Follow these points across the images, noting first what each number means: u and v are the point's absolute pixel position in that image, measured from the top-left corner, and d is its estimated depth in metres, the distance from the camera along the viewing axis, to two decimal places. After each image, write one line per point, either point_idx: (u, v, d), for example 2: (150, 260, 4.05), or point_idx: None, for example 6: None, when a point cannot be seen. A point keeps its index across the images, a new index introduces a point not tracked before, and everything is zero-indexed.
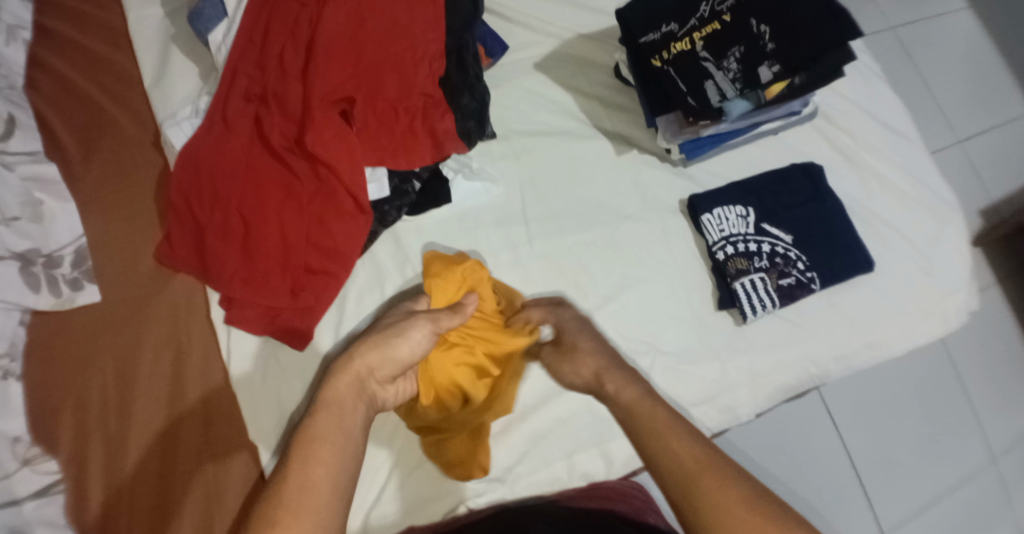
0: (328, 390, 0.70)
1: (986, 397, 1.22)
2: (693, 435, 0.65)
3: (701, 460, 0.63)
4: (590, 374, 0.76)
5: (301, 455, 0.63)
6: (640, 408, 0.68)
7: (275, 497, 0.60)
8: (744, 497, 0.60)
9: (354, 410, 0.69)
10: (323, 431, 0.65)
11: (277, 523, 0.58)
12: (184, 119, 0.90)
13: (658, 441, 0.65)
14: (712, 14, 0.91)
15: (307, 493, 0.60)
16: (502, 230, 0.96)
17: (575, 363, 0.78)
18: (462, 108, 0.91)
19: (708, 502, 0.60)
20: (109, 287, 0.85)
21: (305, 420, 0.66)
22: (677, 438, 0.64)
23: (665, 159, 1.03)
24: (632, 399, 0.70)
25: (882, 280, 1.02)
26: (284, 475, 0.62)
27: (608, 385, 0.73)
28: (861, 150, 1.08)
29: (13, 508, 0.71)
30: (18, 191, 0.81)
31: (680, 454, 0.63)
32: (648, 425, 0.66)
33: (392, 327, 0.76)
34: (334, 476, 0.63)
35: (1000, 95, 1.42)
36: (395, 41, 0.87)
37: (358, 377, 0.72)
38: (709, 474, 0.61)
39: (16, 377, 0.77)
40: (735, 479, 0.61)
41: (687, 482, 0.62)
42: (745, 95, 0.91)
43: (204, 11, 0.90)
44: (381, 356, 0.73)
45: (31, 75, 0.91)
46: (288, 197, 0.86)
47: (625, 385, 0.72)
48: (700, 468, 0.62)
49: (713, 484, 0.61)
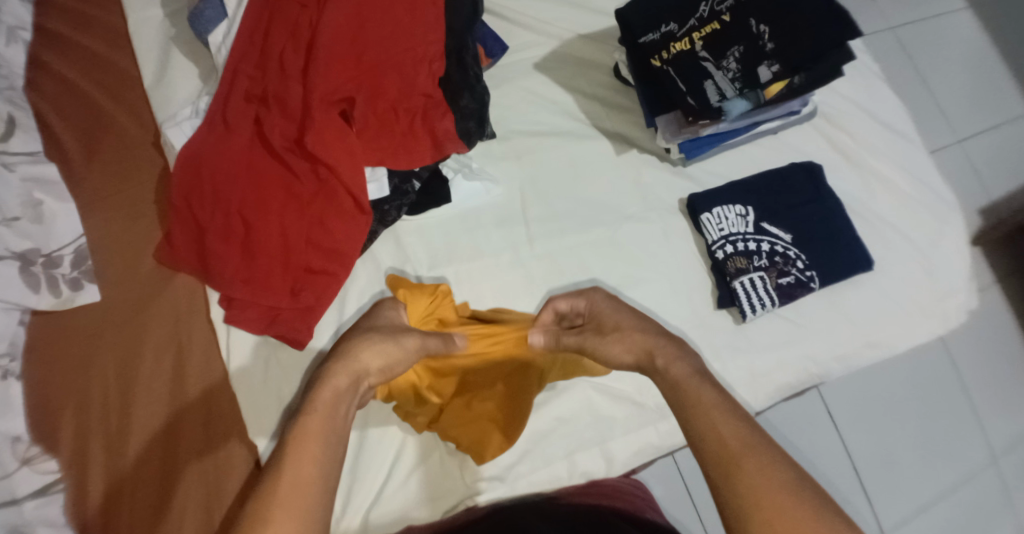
0: (323, 386, 0.67)
1: (987, 397, 1.22)
2: (741, 416, 0.61)
3: (747, 442, 0.58)
4: (636, 355, 0.71)
5: (299, 452, 0.61)
6: (687, 387, 0.64)
7: (267, 497, 0.58)
8: (788, 486, 0.56)
9: (346, 410, 0.67)
10: (319, 432, 0.63)
11: (267, 522, 0.56)
12: (184, 120, 0.89)
13: (701, 419, 0.61)
14: (711, 13, 0.91)
15: (298, 497, 0.58)
16: (502, 230, 0.96)
17: (615, 346, 0.73)
18: (462, 109, 0.90)
19: (753, 486, 0.56)
20: (109, 288, 0.85)
21: (301, 416, 0.64)
22: (723, 418, 0.60)
23: (665, 159, 1.04)
24: (679, 378, 0.65)
25: (883, 279, 1.02)
26: (277, 473, 0.59)
27: (658, 360, 0.68)
28: (860, 150, 1.08)
29: (13, 507, 0.72)
30: (19, 191, 0.82)
31: (724, 434, 0.59)
32: (694, 402, 0.62)
33: (389, 336, 0.75)
34: (326, 478, 0.61)
35: (999, 94, 1.42)
36: (395, 42, 0.87)
37: (355, 378, 0.70)
38: (752, 458, 0.57)
39: (16, 377, 0.78)
40: (779, 466, 0.57)
41: (729, 464, 0.58)
42: (744, 94, 0.91)
43: (205, 12, 0.90)
44: (378, 362, 0.72)
45: (32, 76, 0.92)
46: (289, 198, 0.86)
47: (675, 360, 0.67)
48: (742, 451, 0.58)
49: (756, 469, 0.57)
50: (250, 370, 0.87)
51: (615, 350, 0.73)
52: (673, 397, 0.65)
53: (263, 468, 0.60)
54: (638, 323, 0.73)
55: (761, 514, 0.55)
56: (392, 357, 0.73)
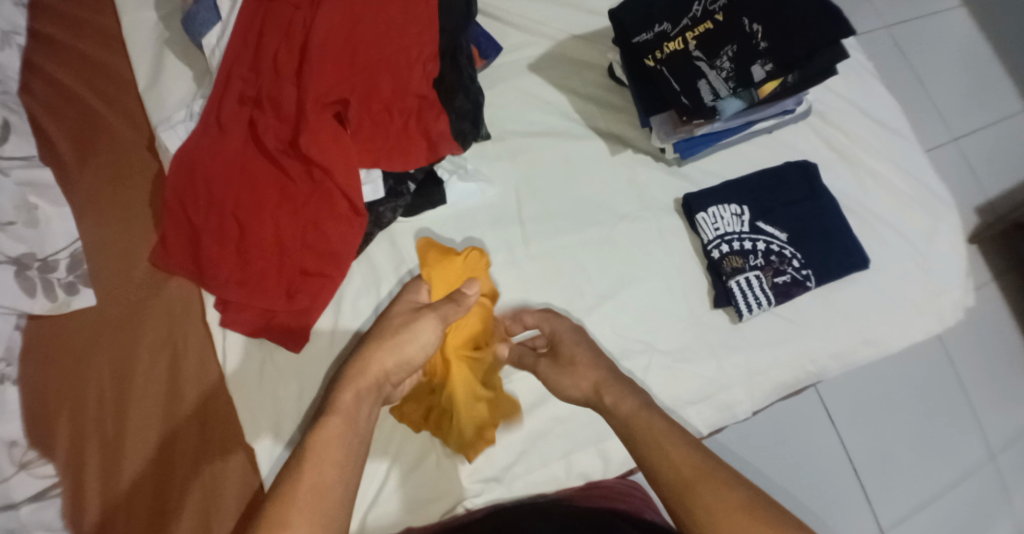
0: (342, 390, 0.69)
1: (985, 394, 1.22)
2: (693, 443, 0.64)
3: (699, 467, 0.62)
4: (590, 386, 0.74)
5: (311, 458, 0.63)
6: (638, 417, 0.67)
7: (285, 500, 0.60)
8: (743, 505, 0.59)
9: (367, 409, 0.69)
10: (336, 434, 0.65)
11: (286, 523, 0.59)
12: (178, 122, 0.89)
13: (654, 449, 0.64)
14: (705, 13, 0.91)
15: (319, 496, 0.61)
16: (498, 230, 0.96)
17: (569, 377, 0.76)
18: (456, 110, 0.90)
19: (707, 509, 0.59)
20: (104, 290, 0.85)
21: (319, 421, 0.66)
22: (674, 445, 0.64)
23: (660, 158, 1.04)
24: (629, 410, 0.69)
25: (878, 277, 1.02)
26: (296, 477, 0.62)
27: (606, 397, 0.72)
28: (855, 148, 1.08)
29: (11, 511, 0.72)
30: (15, 195, 0.80)
31: (678, 462, 0.63)
32: (644, 432, 0.66)
33: (405, 326, 0.75)
34: (346, 479, 0.64)
35: (994, 92, 1.42)
36: (388, 43, 0.87)
37: (374, 378, 0.71)
38: (707, 482, 0.61)
39: (12, 381, 0.77)
40: (734, 485, 0.60)
41: (685, 490, 0.61)
42: (738, 93, 0.91)
43: (198, 14, 0.90)
44: (395, 357, 0.73)
45: (26, 80, 0.92)
46: (283, 199, 0.86)
47: (624, 397, 0.70)
48: (696, 476, 0.61)
49: (711, 492, 0.60)
50: (246, 373, 0.87)
51: (569, 378, 0.76)
52: (625, 430, 0.68)
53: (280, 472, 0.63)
54: (593, 356, 0.77)
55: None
56: (409, 350, 0.74)
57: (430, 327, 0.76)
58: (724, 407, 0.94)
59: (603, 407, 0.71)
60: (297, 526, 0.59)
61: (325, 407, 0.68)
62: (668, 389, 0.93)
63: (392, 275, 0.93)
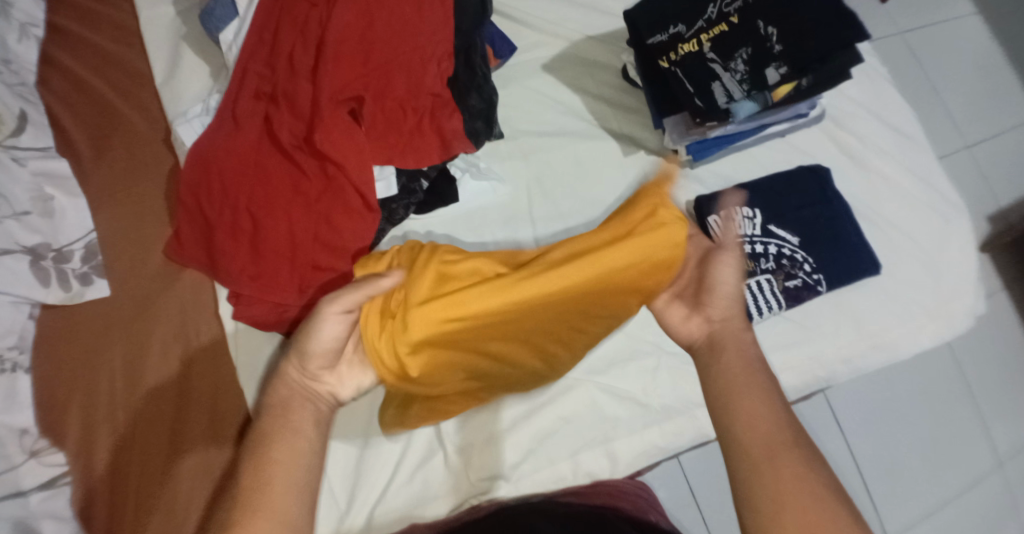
0: (273, 395, 0.68)
1: (995, 402, 1.21)
2: (781, 411, 0.66)
3: (779, 441, 0.64)
4: (703, 329, 0.73)
5: (253, 460, 0.63)
6: (738, 374, 0.69)
7: (234, 504, 0.61)
8: (809, 492, 0.61)
9: (301, 411, 0.67)
10: (269, 436, 0.65)
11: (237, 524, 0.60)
12: (194, 117, 0.90)
13: (735, 411, 0.66)
14: (719, 15, 0.92)
15: (262, 494, 0.61)
16: (509, 230, 0.96)
17: (722, 283, 0.74)
18: (470, 109, 0.91)
19: (778, 486, 0.61)
20: (118, 282, 0.85)
21: (255, 427, 0.66)
22: (759, 414, 0.65)
23: (672, 160, 1.04)
24: (735, 370, 0.69)
25: (889, 282, 1.02)
26: (240, 480, 0.62)
27: (728, 339, 0.71)
28: (867, 152, 1.08)
29: (18, 499, 0.73)
30: (29, 186, 0.83)
31: (758, 433, 0.64)
32: (733, 390, 0.67)
33: (307, 325, 0.69)
34: (293, 479, 0.63)
35: (1009, 100, 1.42)
36: (404, 41, 0.88)
37: (299, 378, 0.69)
38: (779, 458, 0.63)
39: (25, 370, 0.78)
40: (808, 466, 0.62)
41: (757, 462, 0.63)
42: (752, 96, 0.91)
43: (215, 10, 0.91)
44: (307, 354, 0.69)
45: (43, 72, 0.93)
46: (296, 194, 0.86)
47: (741, 348, 0.71)
48: (772, 447, 0.63)
49: (783, 471, 0.62)
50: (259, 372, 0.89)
51: (711, 296, 0.74)
52: (712, 383, 0.69)
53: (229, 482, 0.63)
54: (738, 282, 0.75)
55: (783, 510, 0.60)
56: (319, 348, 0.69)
57: (331, 325, 0.68)
58: None
59: (714, 346, 0.71)
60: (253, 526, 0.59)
61: (260, 413, 0.67)
62: (675, 390, 0.93)
63: None
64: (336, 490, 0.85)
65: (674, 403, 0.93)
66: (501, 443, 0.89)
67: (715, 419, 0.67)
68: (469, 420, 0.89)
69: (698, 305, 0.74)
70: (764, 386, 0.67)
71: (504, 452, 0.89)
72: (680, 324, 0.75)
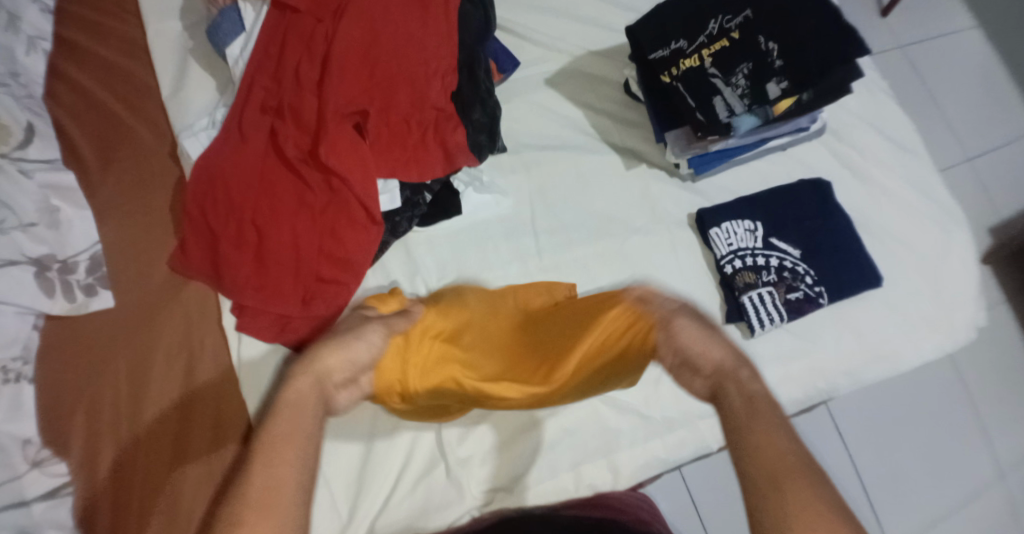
0: (289, 390, 0.67)
1: (997, 414, 1.21)
2: (791, 442, 0.60)
3: (792, 469, 0.57)
4: (708, 385, 0.70)
5: (265, 453, 0.59)
6: (754, 403, 0.64)
7: (239, 498, 0.56)
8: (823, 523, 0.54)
9: (314, 415, 0.66)
10: (284, 431, 0.62)
11: (242, 521, 0.55)
12: (200, 130, 0.91)
13: (746, 441, 0.60)
14: (721, 31, 0.93)
15: (271, 492, 0.57)
16: (512, 243, 0.97)
17: (698, 346, 0.72)
18: (473, 123, 0.91)
19: (793, 516, 0.54)
20: (122, 293, 0.86)
21: (267, 422, 0.63)
22: (770, 444, 0.59)
23: (674, 174, 1.04)
24: (744, 403, 0.64)
25: (890, 294, 1.02)
26: (247, 475, 0.58)
27: (741, 374, 0.67)
28: (867, 165, 1.09)
29: (23, 509, 0.73)
30: (36, 196, 0.83)
31: (770, 459, 0.58)
32: (745, 419, 0.62)
33: (345, 333, 0.76)
34: (300, 478, 0.59)
35: (1009, 111, 1.42)
36: (408, 56, 0.88)
37: (318, 378, 0.70)
38: (791, 486, 0.56)
39: (27, 380, 0.77)
40: (816, 497, 0.55)
41: (771, 489, 0.56)
42: (754, 110, 0.91)
43: (221, 25, 0.93)
44: (339, 358, 0.73)
45: (50, 85, 0.94)
46: (301, 207, 0.87)
47: (750, 381, 0.66)
48: (779, 475, 0.57)
49: (796, 501, 0.55)
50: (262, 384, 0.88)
51: (699, 353, 0.71)
52: (725, 415, 0.64)
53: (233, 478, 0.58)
54: (731, 349, 0.71)
55: None
56: (351, 354, 0.74)
57: (377, 335, 0.77)
58: None
59: (733, 380, 0.67)
60: (257, 525, 0.54)
61: (272, 410, 0.65)
62: (676, 403, 0.93)
63: (406, 285, 0.94)
64: (339, 501, 0.86)
65: (676, 416, 0.93)
66: (502, 454, 0.89)
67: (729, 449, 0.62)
68: (472, 432, 0.90)
69: (696, 369, 0.71)
70: (774, 417, 0.62)
71: (505, 463, 0.89)
72: (689, 386, 0.72)
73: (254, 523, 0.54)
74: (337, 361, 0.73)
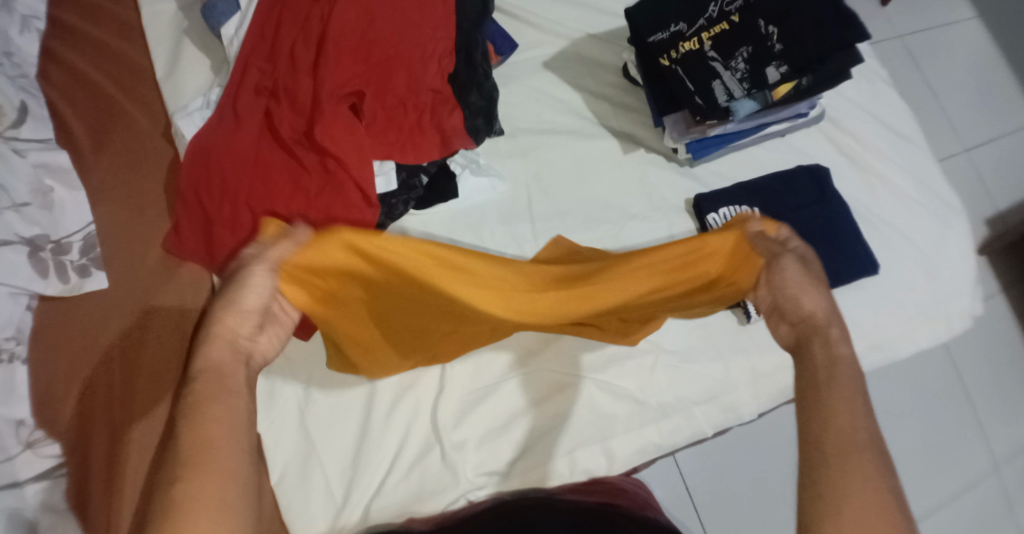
0: (199, 357, 0.64)
1: (991, 406, 1.21)
2: (865, 416, 0.62)
3: (859, 440, 0.60)
4: (792, 335, 0.73)
5: (190, 416, 0.60)
6: (837, 371, 0.66)
7: (174, 460, 0.57)
8: (876, 492, 0.57)
9: (235, 372, 0.65)
10: (208, 393, 0.62)
11: (180, 480, 0.56)
12: (195, 111, 0.90)
13: (821, 410, 0.63)
14: (720, 14, 0.92)
15: (204, 450, 0.58)
16: (508, 227, 0.96)
17: (798, 291, 0.74)
18: (470, 106, 0.92)
19: (850, 482, 0.58)
20: (117, 276, 0.85)
21: (183, 391, 0.62)
22: (847, 415, 0.62)
23: (671, 159, 1.04)
24: (829, 367, 0.66)
25: (887, 283, 1.02)
26: (177, 441, 0.59)
27: (831, 334, 0.70)
28: (865, 153, 1.09)
29: (15, 491, 0.72)
30: (29, 178, 0.81)
31: (839, 428, 0.61)
32: (825, 386, 0.65)
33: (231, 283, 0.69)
34: (234, 430, 0.61)
35: (1007, 103, 1.42)
36: (405, 37, 0.88)
37: (228, 340, 0.66)
38: (854, 458, 0.59)
39: (22, 361, 0.77)
40: (880, 471, 0.59)
41: (835, 455, 0.60)
42: (753, 95, 0.91)
43: (217, 4, 0.91)
44: (237, 313, 0.68)
45: (44, 66, 0.92)
46: (296, 190, 0.85)
47: (837, 344, 0.68)
48: (849, 445, 0.60)
49: (858, 472, 0.58)
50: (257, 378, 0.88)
51: (795, 301, 0.73)
52: (805, 377, 0.67)
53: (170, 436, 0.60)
54: (818, 285, 0.74)
55: (843, 504, 0.57)
56: (245, 302, 0.68)
57: (259, 278, 0.70)
58: (728, 408, 0.94)
59: (821, 338, 0.69)
60: (195, 486, 0.56)
61: (188, 379, 0.63)
62: (671, 389, 0.93)
63: None
64: (333, 486, 0.85)
65: (671, 401, 0.93)
66: (496, 441, 0.89)
67: (802, 414, 0.64)
68: (468, 415, 0.89)
69: (785, 316, 0.74)
70: (855, 389, 0.64)
71: (501, 448, 0.89)
72: (775, 331, 0.75)
73: (196, 482, 0.56)
74: (238, 318, 0.68)
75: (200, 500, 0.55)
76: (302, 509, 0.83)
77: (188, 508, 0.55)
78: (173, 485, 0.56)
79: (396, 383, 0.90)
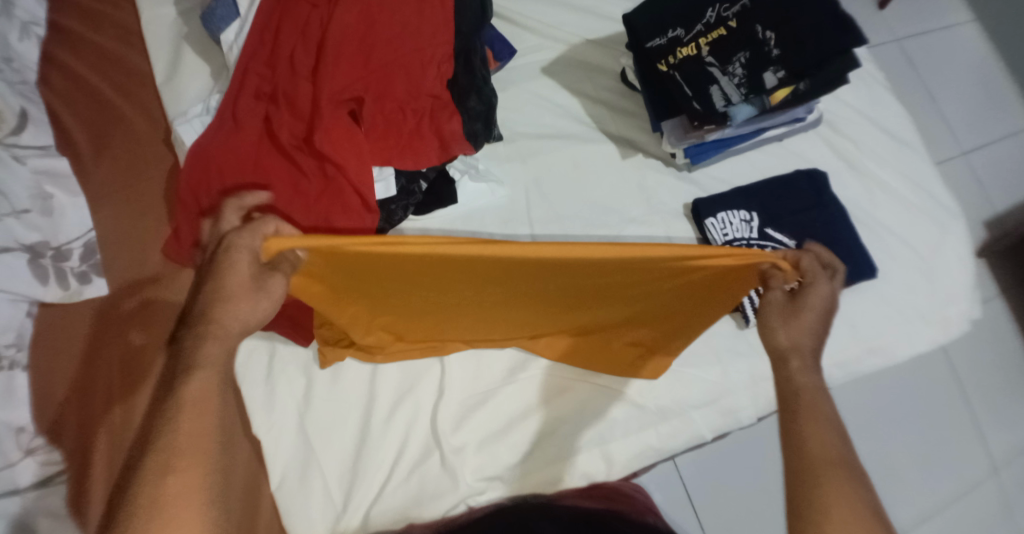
0: (207, 342, 0.66)
1: (989, 409, 1.21)
2: (841, 437, 0.66)
3: (834, 460, 0.64)
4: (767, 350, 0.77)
5: (188, 403, 0.62)
6: (806, 396, 0.70)
7: (165, 444, 0.60)
8: (852, 510, 0.61)
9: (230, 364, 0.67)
10: (205, 383, 0.64)
11: (170, 467, 0.60)
12: (195, 117, 0.91)
13: (803, 434, 0.67)
14: (718, 19, 0.93)
15: (196, 440, 0.61)
16: (507, 231, 0.97)
17: (775, 323, 0.76)
18: (469, 110, 0.93)
19: (828, 502, 0.62)
20: (118, 280, 0.86)
21: (188, 371, 0.64)
22: (823, 438, 0.66)
23: (670, 163, 1.05)
24: (810, 395, 0.70)
25: (885, 288, 1.02)
26: (174, 422, 0.61)
27: (793, 363, 0.73)
28: (862, 157, 1.09)
29: (13, 498, 0.72)
30: (29, 183, 0.81)
31: (818, 450, 0.65)
32: (807, 410, 0.68)
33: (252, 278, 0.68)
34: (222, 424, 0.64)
35: (1004, 106, 1.43)
36: (404, 42, 0.88)
37: (230, 334, 0.68)
38: (830, 478, 0.63)
39: (22, 368, 0.76)
40: (857, 490, 0.62)
41: (812, 477, 0.64)
42: (750, 100, 0.92)
43: (216, 11, 0.91)
44: (249, 306, 0.69)
45: (44, 69, 0.93)
46: (295, 194, 0.85)
47: (805, 370, 0.72)
48: (824, 468, 0.64)
49: (835, 489, 0.62)
50: (256, 384, 0.88)
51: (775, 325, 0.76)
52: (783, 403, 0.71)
53: (157, 416, 0.62)
54: (798, 320, 0.74)
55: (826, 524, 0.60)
56: (259, 303, 0.69)
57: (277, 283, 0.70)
58: (727, 412, 0.94)
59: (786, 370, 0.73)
60: (178, 476, 0.59)
61: (191, 361, 0.65)
62: (670, 392, 0.94)
63: None
64: (332, 490, 0.85)
65: (670, 404, 0.93)
66: (496, 445, 0.89)
67: (783, 441, 0.68)
68: (468, 419, 0.90)
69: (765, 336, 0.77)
70: (829, 416, 0.68)
71: (501, 453, 0.89)
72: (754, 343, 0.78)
73: (184, 473, 0.60)
74: (245, 308, 0.68)
75: (187, 493, 0.59)
76: (302, 513, 0.83)
77: (170, 500, 0.58)
78: (157, 480, 0.59)
79: (395, 388, 0.91)
